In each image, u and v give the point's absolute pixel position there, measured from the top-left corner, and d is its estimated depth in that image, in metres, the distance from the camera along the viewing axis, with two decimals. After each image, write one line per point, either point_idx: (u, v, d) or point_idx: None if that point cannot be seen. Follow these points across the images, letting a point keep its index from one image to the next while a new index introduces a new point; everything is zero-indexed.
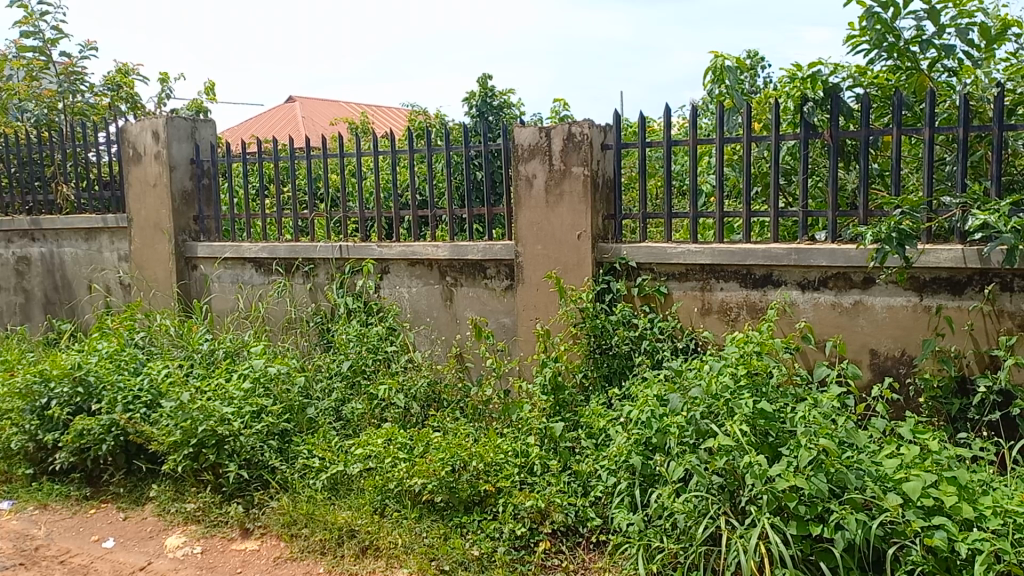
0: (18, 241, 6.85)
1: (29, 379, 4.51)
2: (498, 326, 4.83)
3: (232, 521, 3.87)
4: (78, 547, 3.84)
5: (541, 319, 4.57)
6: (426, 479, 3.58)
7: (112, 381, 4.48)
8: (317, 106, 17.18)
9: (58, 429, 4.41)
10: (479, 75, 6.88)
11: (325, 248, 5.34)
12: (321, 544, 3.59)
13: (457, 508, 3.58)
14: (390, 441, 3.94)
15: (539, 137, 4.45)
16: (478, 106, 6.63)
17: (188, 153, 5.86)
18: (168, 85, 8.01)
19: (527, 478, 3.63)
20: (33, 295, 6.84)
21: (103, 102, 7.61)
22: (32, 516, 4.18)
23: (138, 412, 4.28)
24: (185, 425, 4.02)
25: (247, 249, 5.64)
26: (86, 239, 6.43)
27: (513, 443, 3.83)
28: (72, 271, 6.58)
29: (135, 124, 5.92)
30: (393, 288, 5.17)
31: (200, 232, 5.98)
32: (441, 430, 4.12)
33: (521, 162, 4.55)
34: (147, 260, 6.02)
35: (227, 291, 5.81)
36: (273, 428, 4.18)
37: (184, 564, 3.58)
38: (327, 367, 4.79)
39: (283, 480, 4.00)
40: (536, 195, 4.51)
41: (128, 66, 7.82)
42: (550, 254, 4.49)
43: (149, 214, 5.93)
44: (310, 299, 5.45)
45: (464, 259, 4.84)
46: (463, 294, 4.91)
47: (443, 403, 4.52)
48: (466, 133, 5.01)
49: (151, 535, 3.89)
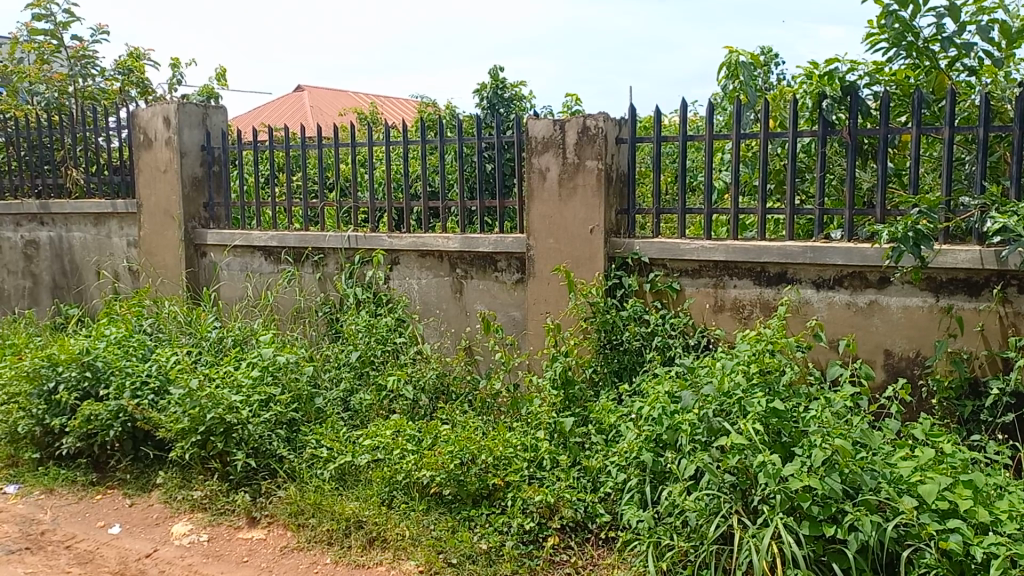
0: (27, 225, 6.84)
1: (37, 363, 4.49)
2: (507, 319, 4.80)
3: (239, 510, 3.86)
4: (84, 532, 3.83)
5: (551, 313, 4.54)
6: (434, 471, 3.57)
7: (120, 366, 4.46)
8: (325, 95, 17.10)
9: (65, 414, 4.40)
10: (492, 66, 6.84)
11: (335, 237, 5.31)
12: (329, 534, 3.58)
13: (465, 501, 3.57)
14: (399, 432, 3.94)
15: (553, 130, 4.42)
16: (489, 98, 6.61)
17: (199, 139, 5.83)
18: (179, 71, 7.98)
19: (536, 473, 3.60)
20: (40, 279, 6.83)
21: (114, 87, 7.59)
22: (37, 500, 4.18)
23: (146, 398, 4.27)
24: (193, 412, 4.00)
25: (256, 237, 5.61)
26: (95, 224, 6.42)
27: (522, 437, 3.80)
28: (81, 256, 6.57)
29: (146, 110, 5.90)
30: (403, 279, 5.14)
31: (209, 219, 5.95)
32: (449, 423, 4.10)
33: (533, 155, 4.51)
34: (156, 247, 6.00)
35: (236, 279, 5.80)
36: (281, 417, 4.18)
37: (190, 552, 3.58)
38: (336, 357, 4.79)
39: (291, 470, 4.00)
40: (549, 188, 4.48)
41: (139, 51, 7.75)
42: (562, 247, 4.46)
43: (159, 200, 5.91)
44: (318, 289, 5.44)
45: (474, 251, 4.81)
46: (473, 287, 4.88)
47: (451, 395, 4.51)
48: (479, 124, 4.95)
49: (158, 521, 3.88)
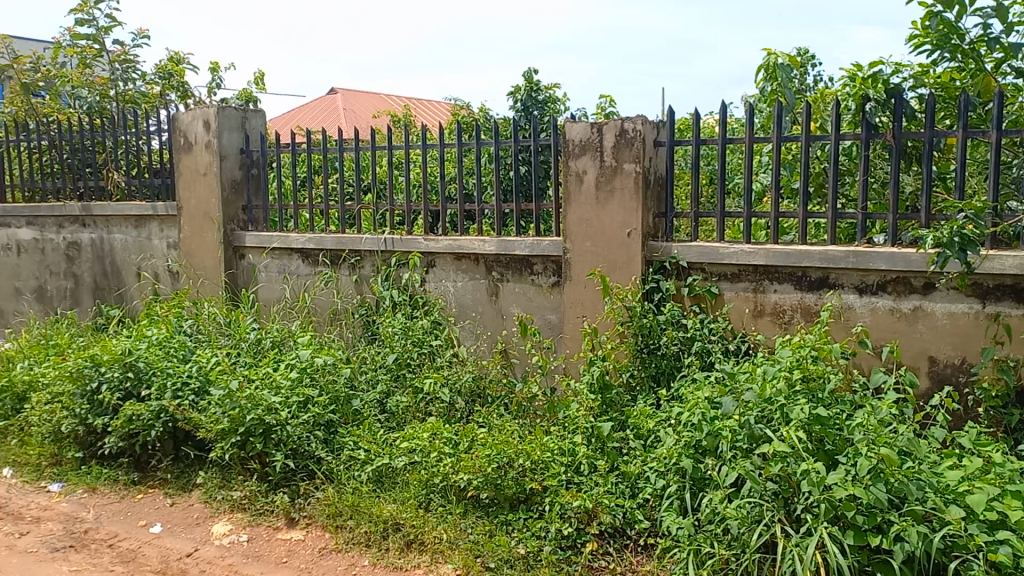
0: (69, 227, 6.94)
1: (81, 363, 4.57)
2: (543, 323, 4.79)
3: (277, 511, 3.89)
4: (126, 531, 3.88)
5: (588, 317, 4.52)
6: (471, 475, 3.57)
7: (161, 367, 4.52)
8: (358, 98, 17.22)
9: (107, 414, 4.47)
10: (526, 68, 6.84)
11: (371, 240, 5.33)
12: (366, 537, 3.59)
13: (503, 505, 3.56)
14: (435, 436, 3.95)
15: (590, 133, 4.41)
16: (523, 100, 6.61)
17: (238, 143, 5.89)
18: (218, 75, 8.08)
19: (573, 477, 3.58)
20: (82, 280, 6.93)
21: (154, 91, 7.70)
22: (80, 499, 4.25)
23: (186, 399, 4.32)
24: (233, 413, 4.05)
25: (294, 240, 5.66)
26: (136, 226, 6.51)
27: (559, 441, 3.79)
28: (122, 258, 6.66)
29: (186, 114, 5.98)
30: (439, 282, 5.16)
31: (247, 222, 6.01)
32: (486, 426, 4.10)
33: (571, 158, 4.50)
34: (196, 249, 6.07)
35: (274, 281, 5.86)
36: (318, 419, 4.20)
37: (230, 552, 3.62)
38: (372, 359, 4.81)
39: (329, 471, 4.02)
40: (586, 191, 4.47)
41: (179, 55, 7.87)
42: (599, 251, 4.44)
43: (199, 203, 5.98)
44: (355, 291, 5.47)
45: (511, 254, 4.81)
46: (509, 290, 4.88)
47: (487, 398, 4.51)
48: (515, 127, 4.94)
49: (198, 521, 3.92)
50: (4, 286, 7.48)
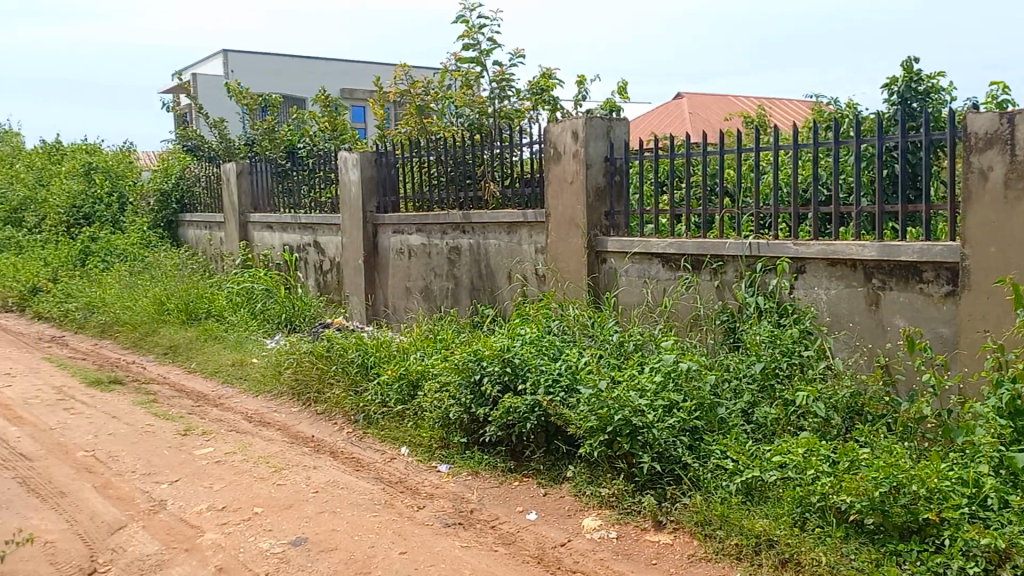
0: (451, 233, 7.63)
1: (466, 357, 5.06)
2: (933, 337, 4.31)
3: (645, 512, 3.98)
4: (506, 515, 4.24)
5: (992, 331, 4.02)
6: (854, 498, 3.35)
7: (535, 364, 4.85)
8: (706, 100, 17.11)
9: (488, 404, 4.89)
10: (904, 58, 6.26)
11: (735, 245, 5.21)
12: (737, 549, 3.52)
13: (890, 533, 3.29)
14: (810, 452, 3.76)
15: (999, 124, 3.96)
16: (900, 92, 6.05)
17: (603, 151, 6.12)
18: (584, 87, 8.44)
19: (977, 512, 3.24)
20: (461, 281, 7.57)
21: (526, 106, 8.33)
22: (465, 480, 4.70)
23: (558, 395, 4.59)
24: (601, 412, 4.24)
25: (655, 244, 5.70)
26: (508, 231, 7.03)
27: (958, 470, 3.43)
28: (495, 261, 7.20)
29: (556, 126, 6.34)
30: (809, 289, 4.89)
31: (610, 227, 6.19)
32: (867, 446, 3.85)
33: (973, 153, 4.07)
34: (562, 253, 6.39)
35: (634, 285, 5.95)
36: (684, 424, 4.19)
37: (601, 547, 3.79)
38: (737, 367, 4.68)
39: (695, 479, 4.00)
40: (992, 189, 4.01)
41: (549, 70, 8.37)
42: (1009, 256, 3.94)
43: (565, 210, 6.29)
44: (717, 297, 5.37)
45: (894, 260, 4.39)
46: (891, 300, 4.47)
47: (865, 416, 4.21)
48: (900, 122, 4.55)
49: (570, 513, 4.17)
50: (395, 286, 8.36)
